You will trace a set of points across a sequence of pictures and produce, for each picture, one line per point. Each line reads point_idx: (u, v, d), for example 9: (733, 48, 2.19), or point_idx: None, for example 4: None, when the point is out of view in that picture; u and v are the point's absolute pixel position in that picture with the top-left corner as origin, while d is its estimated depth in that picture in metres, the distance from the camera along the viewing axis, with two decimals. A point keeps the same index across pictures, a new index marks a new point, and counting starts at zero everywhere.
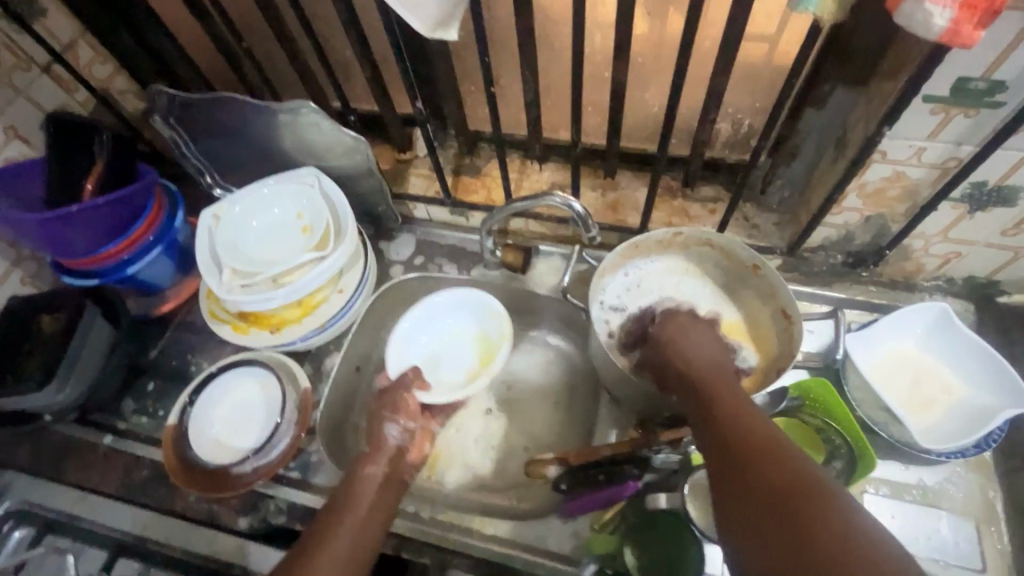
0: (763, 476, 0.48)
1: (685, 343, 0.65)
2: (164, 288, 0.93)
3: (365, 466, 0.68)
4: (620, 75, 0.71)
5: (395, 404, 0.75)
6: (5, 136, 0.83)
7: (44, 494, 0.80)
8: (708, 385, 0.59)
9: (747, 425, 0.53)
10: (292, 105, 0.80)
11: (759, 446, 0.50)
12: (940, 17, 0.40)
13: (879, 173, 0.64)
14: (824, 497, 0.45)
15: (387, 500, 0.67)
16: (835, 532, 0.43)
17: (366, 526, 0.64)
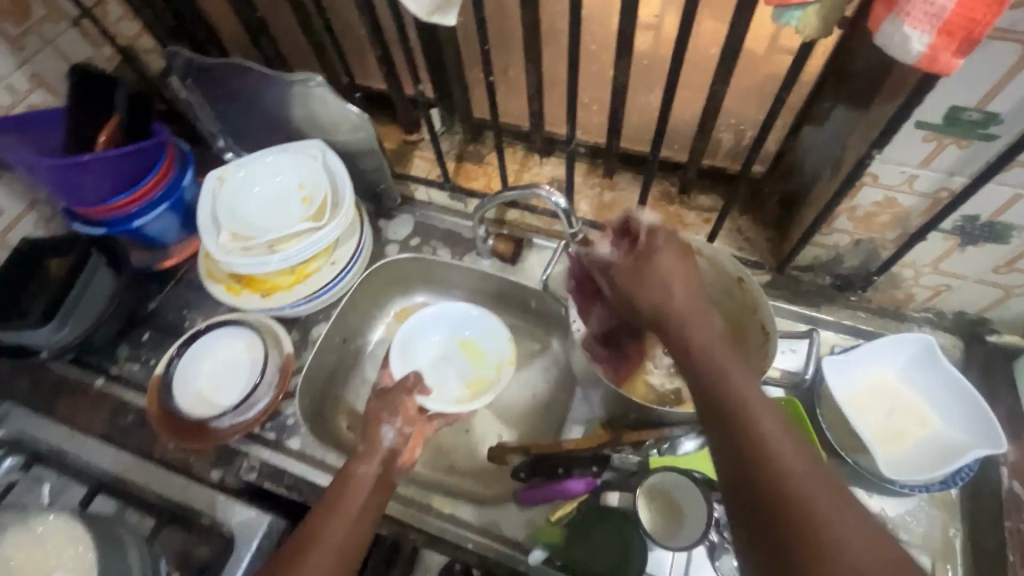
0: (783, 489, 0.42)
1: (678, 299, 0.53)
2: (169, 244, 0.97)
3: (356, 466, 0.66)
4: (621, 75, 0.71)
5: (395, 407, 0.75)
6: (31, 83, 0.87)
7: (35, 427, 0.84)
8: (706, 349, 0.50)
9: (755, 415, 0.45)
10: (300, 76, 0.82)
11: (773, 448, 0.43)
12: (918, 42, 0.41)
13: (870, 197, 0.64)
14: (842, 510, 0.40)
15: (378, 501, 0.65)
16: (864, 557, 0.38)
17: (354, 530, 0.60)
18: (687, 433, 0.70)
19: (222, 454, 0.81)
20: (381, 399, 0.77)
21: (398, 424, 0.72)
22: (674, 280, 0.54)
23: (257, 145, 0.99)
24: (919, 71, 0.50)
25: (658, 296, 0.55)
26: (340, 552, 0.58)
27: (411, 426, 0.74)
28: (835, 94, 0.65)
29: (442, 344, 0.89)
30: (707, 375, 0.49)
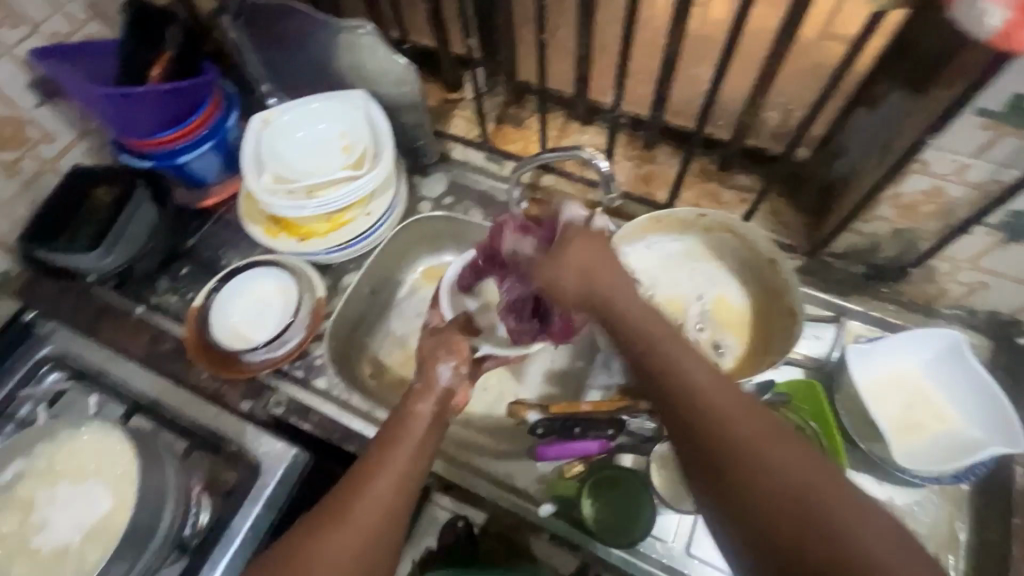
0: (722, 429, 0.48)
1: (604, 281, 0.58)
2: (209, 183, 0.99)
3: (416, 402, 0.67)
4: (674, 43, 0.70)
5: (451, 347, 0.74)
6: (88, 13, 0.88)
7: (78, 345, 0.88)
8: (643, 319, 0.56)
9: (692, 373, 0.51)
10: (352, 24, 0.82)
11: (715, 395, 0.49)
12: (994, 19, 0.46)
13: (917, 185, 0.63)
14: (776, 466, 0.46)
15: (436, 437, 0.65)
16: (806, 508, 0.44)
17: (415, 463, 0.62)
18: None
19: (252, 386, 0.84)
20: (435, 338, 0.75)
21: (454, 363, 0.71)
22: (600, 268, 0.59)
23: (303, 91, 0.99)
24: (987, 53, 0.49)
25: (583, 274, 0.59)
26: (400, 487, 0.59)
27: (466, 365, 0.73)
28: (892, 77, 0.64)
29: (492, 281, 0.87)
30: (647, 342, 0.54)
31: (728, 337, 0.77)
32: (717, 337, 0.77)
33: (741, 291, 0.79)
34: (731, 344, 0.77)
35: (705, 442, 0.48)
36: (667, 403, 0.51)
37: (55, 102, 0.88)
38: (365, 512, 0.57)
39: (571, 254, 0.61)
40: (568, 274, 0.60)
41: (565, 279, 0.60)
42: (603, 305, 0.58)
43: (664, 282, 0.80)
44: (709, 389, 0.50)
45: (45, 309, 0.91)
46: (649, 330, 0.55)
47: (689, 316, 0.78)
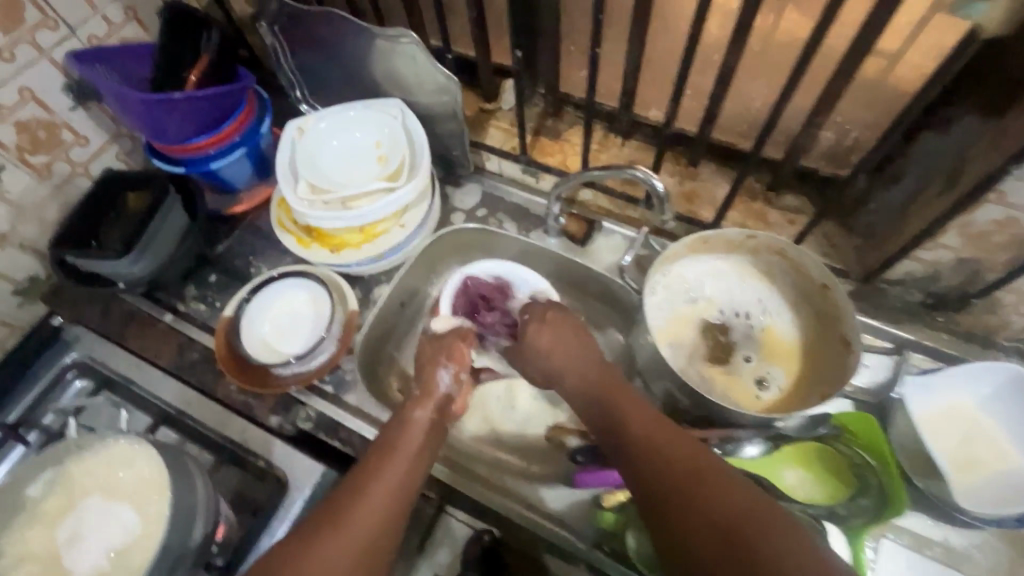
0: (669, 472, 0.56)
1: (563, 350, 0.73)
2: (239, 189, 0.98)
3: (412, 409, 0.72)
4: (732, 59, 0.67)
5: (451, 352, 0.79)
6: (126, 16, 0.87)
7: (106, 353, 0.87)
8: (601, 378, 0.69)
9: (645, 428, 0.61)
10: (394, 32, 0.79)
11: (663, 446, 0.59)
12: None
13: (989, 214, 0.60)
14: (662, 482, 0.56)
15: (432, 445, 0.69)
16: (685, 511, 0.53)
17: (412, 472, 0.65)
18: (755, 439, 0.66)
19: (282, 401, 0.82)
20: (435, 342, 0.80)
21: (454, 370, 0.77)
22: (552, 348, 0.74)
23: (336, 99, 0.98)
24: None
25: (549, 352, 0.74)
26: (395, 493, 0.62)
27: (465, 371, 0.79)
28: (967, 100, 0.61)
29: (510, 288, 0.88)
30: (606, 404, 0.66)
31: (774, 368, 0.74)
32: (765, 367, 0.74)
33: (793, 322, 0.76)
34: (778, 375, 0.74)
35: (654, 487, 0.57)
36: (623, 461, 0.61)
37: (89, 105, 0.87)
38: (361, 515, 0.59)
39: (542, 335, 0.75)
40: (545, 336, 0.75)
41: (535, 356, 0.76)
42: (564, 371, 0.72)
43: (715, 287, 0.78)
44: (658, 439, 0.60)
45: (73, 314, 0.90)
46: (608, 395, 0.67)
47: (734, 334, 0.76)
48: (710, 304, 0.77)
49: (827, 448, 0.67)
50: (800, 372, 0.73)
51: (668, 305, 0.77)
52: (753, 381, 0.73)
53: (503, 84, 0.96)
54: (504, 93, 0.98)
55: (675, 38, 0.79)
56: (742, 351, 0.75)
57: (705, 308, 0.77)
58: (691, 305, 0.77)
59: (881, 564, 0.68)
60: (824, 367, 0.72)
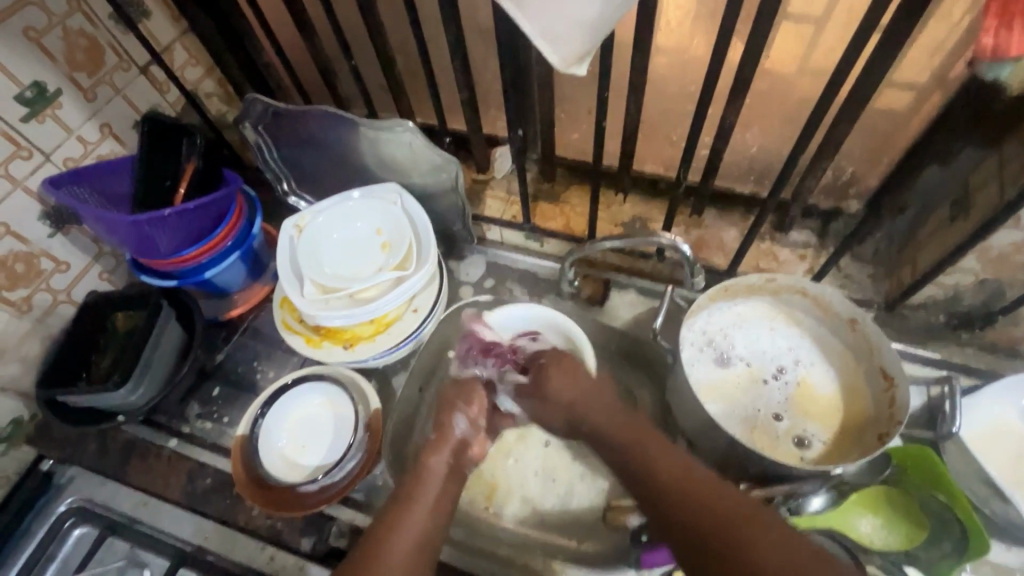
0: (695, 520, 0.56)
1: (583, 395, 0.72)
2: (233, 293, 0.92)
3: (428, 457, 0.69)
4: (731, 115, 0.68)
5: (471, 397, 0.75)
6: (100, 134, 0.84)
7: (106, 494, 0.81)
8: (628, 427, 0.67)
9: (672, 473, 0.60)
10: (387, 124, 0.77)
11: (689, 492, 0.58)
12: None
13: (1007, 238, 0.62)
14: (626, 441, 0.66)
15: (450, 492, 0.68)
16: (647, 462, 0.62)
17: (433, 525, 0.63)
18: (817, 489, 0.65)
19: (311, 519, 0.76)
20: (459, 387, 0.77)
21: (471, 415, 0.73)
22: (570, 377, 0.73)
23: (327, 188, 0.95)
24: None
25: (570, 393, 0.72)
26: (420, 543, 0.61)
27: (485, 418, 0.75)
28: (965, 135, 0.63)
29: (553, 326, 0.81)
30: (633, 455, 0.64)
31: (811, 425, 0.71)
32: (800, 424, 0.71)
33: (828, 377, 0.74)
34: (815, 430, 0.71)
35: (685, 534, 0.56)
36: (654, 511, 0.59)
37: (68, 229, 0.82)
38: (391, 567, 0.58)
39: (571, 376, 0.74)
40: (562, 383, 0.73)
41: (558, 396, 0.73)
42: (582, 419, 0.71)
43: (749, 345, 0.76)
44: (681, 484, 0.58)
45: (65, 454, 0.83)
46: (635, 442, 0.65)
47: (768, 394, 0.73)
48: (746, 365, 0.75)
49: (893, 490, 0.67)
50: (837, 432, 0.71)
51: (701, 363, 0.75)
52: (792, 441, 0.71)
53: (494, 152, 0.96)
54: (495, 162, 0.97)
55: (666, 98, 0.81)
56: (772, 412, 0.72)
57: (741, 371, 0.75)
58: (727, 368, 0.75)
59: None
60: (864, 418, 0.71)
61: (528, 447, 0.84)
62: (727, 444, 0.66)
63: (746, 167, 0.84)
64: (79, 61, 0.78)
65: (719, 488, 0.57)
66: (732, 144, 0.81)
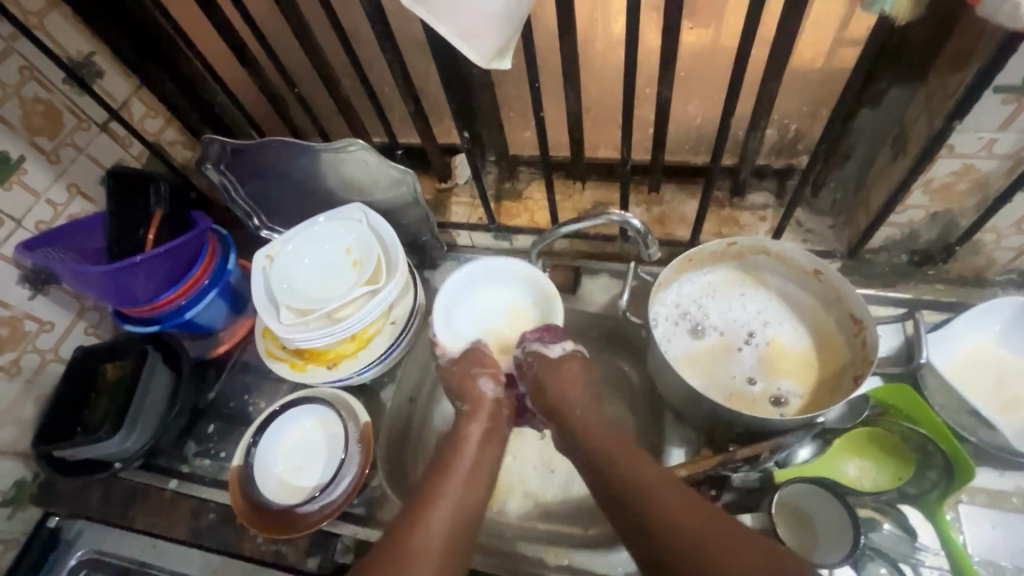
0: (670, 546, 0.53)
1: (568, 389, 0.72)
2: (217, 330, 0.94)
3: (466, 424, 0.72)
4: (666, 89, 0.70)
5: (483, 359, 0.78)
6: (68, 193, 0.86)
7: (113, 542, 0.83)
8: (607, 442, 0.66)
9: (649, 494, 0.58)
10: (341, 145, 0.79)
11: (664, 519, 0.55)
12: None
13: (947, 167, 0.63)
14: (584, 415, 0.70)
15: (488, 457, 0.70)
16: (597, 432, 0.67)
17: (468, 487, 0.65)
18: (803, 441, 0.66)
19: (315, 539, 0.77)
20: (463, 360, 0.78)
21: (493, 376, 0.76)
22: (553, 376, 0.73)
23: (295, 217, 0.97)
24: (996, 34, 0.50)
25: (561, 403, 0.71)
26: (461, 510, 0.63)
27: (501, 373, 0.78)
28: (889, 75, 0.66)
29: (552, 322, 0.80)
30: (607, 474, 0.62)
31: (783, 382, 0.72)
32: (773, 383, 0.72)
33: (796, 333, 0.75)
34: (788, 386, 0.72)
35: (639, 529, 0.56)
36: (630, 529, 0.57)
37: (48, 289, 0.85)
38: (434, 530, 0.60)
39: (565, 370, 0.74)
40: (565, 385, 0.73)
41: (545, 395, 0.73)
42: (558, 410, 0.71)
43: (717, 313, 0.77)
44: (656, 512, 0.56)
45: (70, 509, 0.85)
46: (618, 459, 0.63)
47: (742, 360, 0.74)
48: (716, 334, 0.76)
49: (875, 429, 0.67)
50: (813, 384, 0.72)
51: (675, 337, 0.76)
52: (770, 401, 0.71)
53: (453, 161, 0.98)
54: (456, 169, 0.99)
55: (605, 84, 0.84)
56: (745, 377, 0.73)
57: (714, 341, 0.76)
58: (702, 338, 0.76)
59: (971, 535, 0.66)
60: (839, 369, 0.71)
61: (524, 443, 0.85)
62: (710, 409, 0.67)
63: (695, 139, 0.86)
64: (37, 127, 0.81)
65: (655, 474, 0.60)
66: (676, 118, 0.84)
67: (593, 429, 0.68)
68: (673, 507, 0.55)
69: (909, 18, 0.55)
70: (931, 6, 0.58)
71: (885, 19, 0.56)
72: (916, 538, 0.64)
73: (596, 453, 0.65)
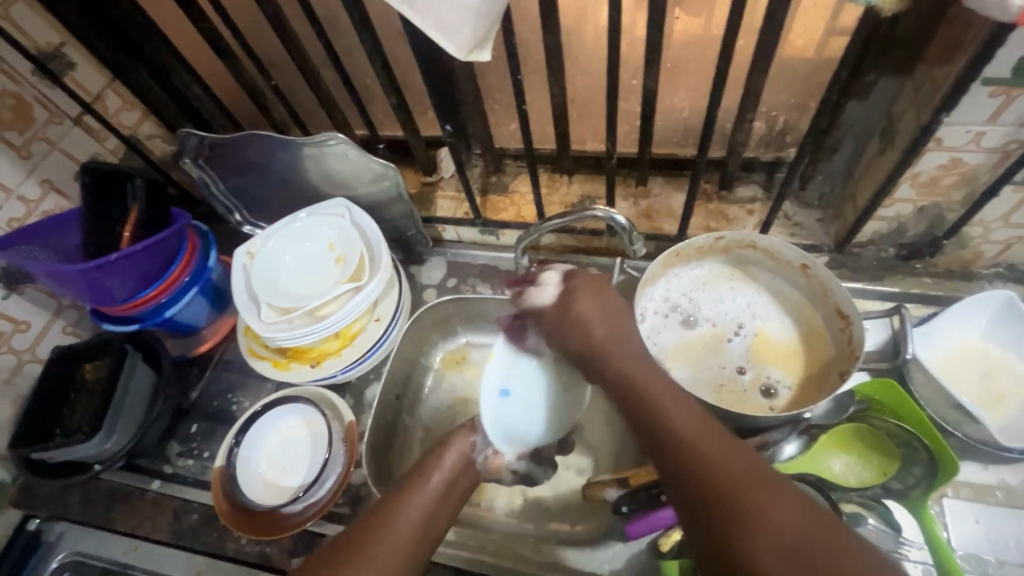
0: (710, 494, 0.49)
1: (591, 323, 0.66)
2: (200, 328, 0.92)
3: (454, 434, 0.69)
4: (653, 82, 0.68)
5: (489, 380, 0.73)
6: (42, 189, 0.84)
7: (96, 543, 0.82)
8: (645, 385, 0.59)
9: (702, 449, 0.51)
10: (320, 137, 0.77)
11: (707, 466, 0.50)
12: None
13: (935, 161, 0.62)
14: (611, 335, 0.65)
15: (462, 477, 0.67)
16: (622, 353, 0.63)
17: (441, 504, 0.63)
18: (789, 437, 0.66)
19: (300, 539, 0.76)
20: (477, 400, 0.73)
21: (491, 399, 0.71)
22: (588, 305, 0.67)
23: (277, 212, 0.95)
24: (984, 26, 0.49)
25: (592, 346, 0.65)
26: (424, 523, 0.61)
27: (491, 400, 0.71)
28: (877, 67, 0.64)
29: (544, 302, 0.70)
30: (637, 409, 0.58)
31: (774, 371, 0.72)
32: (764, 372, 0.72)
33: (785, 325, 0.75)
34: (779, 376, 0.72)
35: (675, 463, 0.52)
36: (669, 471, 0.53)
37: (22, 288, 0.83)
38: (394, 539, 0.58)
39: (579, 308, 0.67)
40: (591, 311, 0.66)
41: (569, 335, 0.66)
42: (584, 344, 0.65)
43: (705, 304, 0.76)
44: (699, 452, 0.51)
45: (52, 511, 0.84)
46: (658, 400, 0.57)
47: (732, 350, 0.73)
48: (706, 324, 0.75)
49: (860, 425, 0.67)
50: (802, 376, 0.71)
51: (664, 330, 0.75)
52: (760, 392, 0.71)
53: (438, 154, 0.96)
54: (441, 163, 0.97)
55: (590, 75, 0.82)
56: (736, 367, 0.72)
57: (704, 330, 0.75)
58: (694, 328, 0.75)
59: (955, 529, 0.66)
60: (826, 361, 0.71)
61: None
62: (696, 406, 0.66)
63: (683, 131, 0.85)
64: (7, 121, 0.78)
65: (683, 401, 0.57)
66: (663, 110, 0.83)
67: (613, 355, 0.63)
68: (703, 453, 0.51)
69: (896, 9, 0.54)
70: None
71: (871, 11, 0.55)
72: (898, 533, 0.65)
73: (617, 377, 0.62)
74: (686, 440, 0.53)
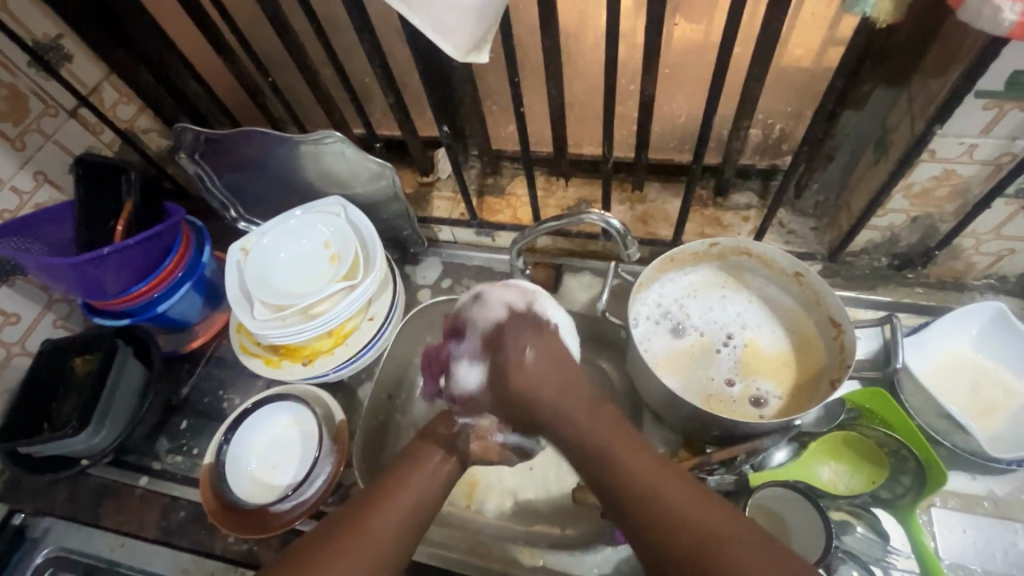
0: (682, 548, 0.47)
1: (526, 369, 0.59)
2: (192, 324, 0.91)
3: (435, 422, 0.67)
4: (650, 87, 0.68)
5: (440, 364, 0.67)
6: (35, 181, 0.84)
7: (82, 539, 0.81)
8: (599, 436, 0.55)
9: (674, 512, 0.49)
10: (317, 135, 0.77)
11: (683, 529, 0.48)
12: (1009, 12, 0.42)
13: (928, 172, 0.63)
14: (548, 380, 0.59)
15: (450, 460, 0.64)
16: (562, 401, 0.58)
17: (431, 488, 0.61)
18: (779, 444, 0.66)
19: (288, 538, 0.75)
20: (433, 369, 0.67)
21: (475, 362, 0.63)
22: (511, 355, 0.60)
23: (273, 210, 0.94)
24: (979, 40, 0.50)
25: (529, 399, 0.58)
26: (412, 509, 0.59)
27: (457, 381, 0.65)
28: (873, 77, 0.65)
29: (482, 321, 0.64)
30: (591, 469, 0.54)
31: (762, 383, 0.72)
32: (752, 384, 0.72)
33: (775, 337, 0.75)
34: (768, 387, 0.72)
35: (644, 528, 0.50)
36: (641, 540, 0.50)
37: (13, 281, 0.82)
38: (382, 529, 0.56)
39: (511, 350, 0.60)
40: (521, 368, 0.58)
41: (507, 391, 0.59)
42: (522, 397, 0.59)
43: (696, 313, 0.76)
44: (672, 513, 0.49)
45: (38, 506, 0.83)
46: (612, 453, 0.53)
47: (720, 362, 0.73)
48: (697, 334, 0.75)
49: (851, 432, 0.67)
50: (792, 386, 0.71)
51: (656, 336, 0.75)
52: (748, 402, 0.71)
53: (435, 155, 0.97)
54: (438, 163, 0.98)
55: (589, 79, 0.82)
56: (725, 378, 0.72)
57: (694, 341, 0.75)
58: (684, 338, 0.75)
59: (943, 538, 0.66)
60: (816, 371, 0.71)
61: None
62: (687, 411, 0.66)
63: (680, 136, 0.85)
64: (2, 112, 0.78)
65: (638, 451, 0.53)
66: (660, 115, 0.83)
67: (551, 404, 0.58)
68: (673, 515, 0.48)
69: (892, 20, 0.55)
70: (915, 8, 0.58)
71: (868, 21, 0.55)
72: (886, 541, 0.64)
73: (559, 435, 0.57)
74: (651, 498, 0.50)
